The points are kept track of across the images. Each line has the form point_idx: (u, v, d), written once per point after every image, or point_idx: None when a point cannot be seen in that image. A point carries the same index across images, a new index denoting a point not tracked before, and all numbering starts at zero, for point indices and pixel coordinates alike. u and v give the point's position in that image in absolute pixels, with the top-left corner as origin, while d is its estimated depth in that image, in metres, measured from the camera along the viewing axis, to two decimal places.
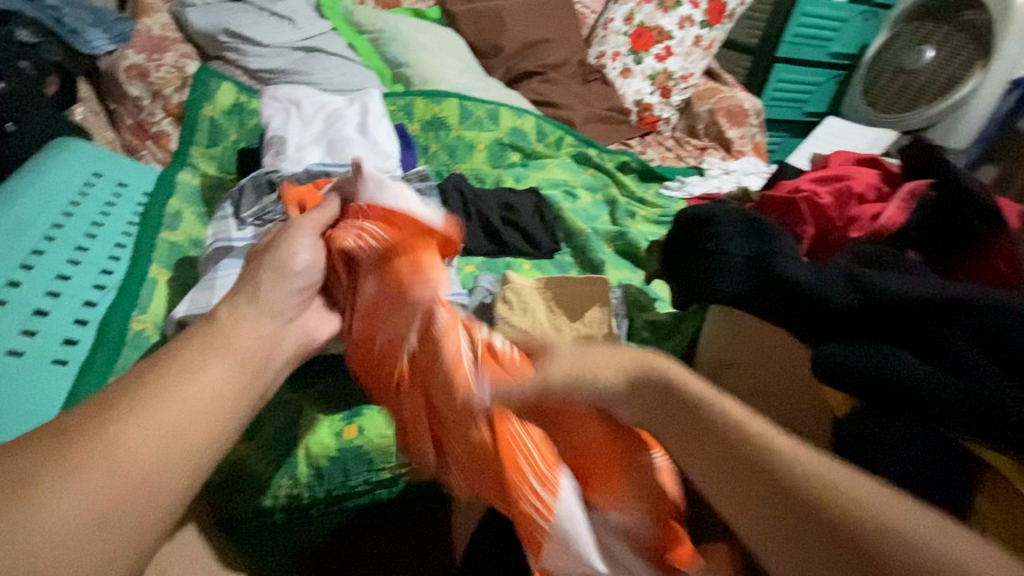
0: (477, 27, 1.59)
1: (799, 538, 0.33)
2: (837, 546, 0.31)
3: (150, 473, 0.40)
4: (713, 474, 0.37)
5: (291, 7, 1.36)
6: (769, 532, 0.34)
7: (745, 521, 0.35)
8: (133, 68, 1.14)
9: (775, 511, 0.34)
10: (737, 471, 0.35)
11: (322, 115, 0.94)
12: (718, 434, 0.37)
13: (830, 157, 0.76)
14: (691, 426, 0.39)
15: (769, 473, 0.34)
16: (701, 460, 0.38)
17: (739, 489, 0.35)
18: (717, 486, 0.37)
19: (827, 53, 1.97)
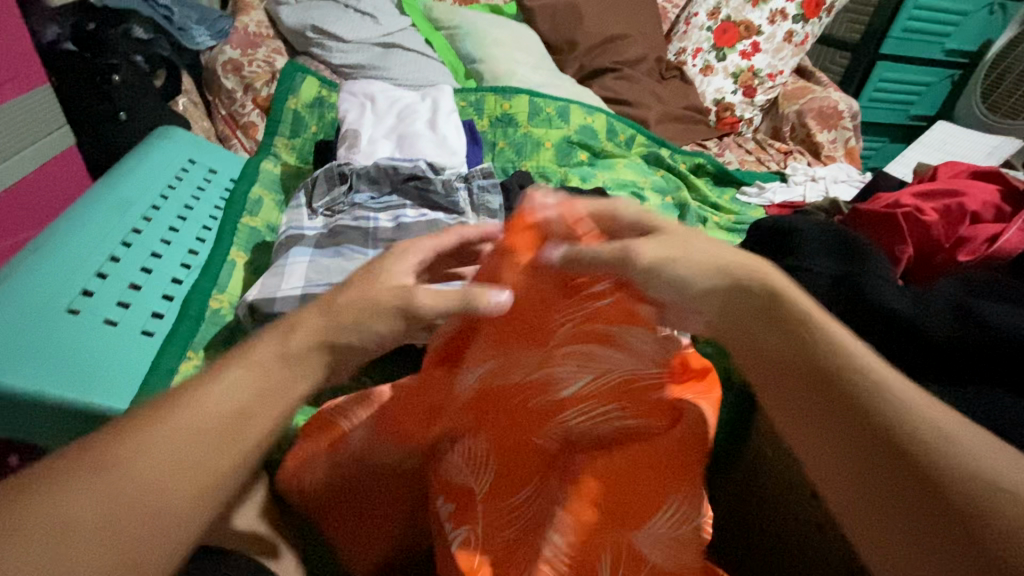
0: (554, 22, 1.56)
1: (878, 463, 0.32)
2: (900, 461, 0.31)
3: (166, 509, 0.33)
4: (795, 406, 0.36)
5: (374, 4, 1.41)
6: (808, 430, 0.35)
7: (801, 433, 0.36)
8: (230, 63, 1.22)
9: (844, 426, 0.34)
10: (811, 385, 0.36)
11: (395, 110, 0.96)
12: (808, 341, 0.37)
13: (936, 168, 0.68)
14: (763, 323, 0.39)
15: (847, 393, 0.34)
16: (789, 396, 0.36)
17: (795, 384, 0.36)
18: (785, 404, 0.37)
19: (941, 51, 1.79)
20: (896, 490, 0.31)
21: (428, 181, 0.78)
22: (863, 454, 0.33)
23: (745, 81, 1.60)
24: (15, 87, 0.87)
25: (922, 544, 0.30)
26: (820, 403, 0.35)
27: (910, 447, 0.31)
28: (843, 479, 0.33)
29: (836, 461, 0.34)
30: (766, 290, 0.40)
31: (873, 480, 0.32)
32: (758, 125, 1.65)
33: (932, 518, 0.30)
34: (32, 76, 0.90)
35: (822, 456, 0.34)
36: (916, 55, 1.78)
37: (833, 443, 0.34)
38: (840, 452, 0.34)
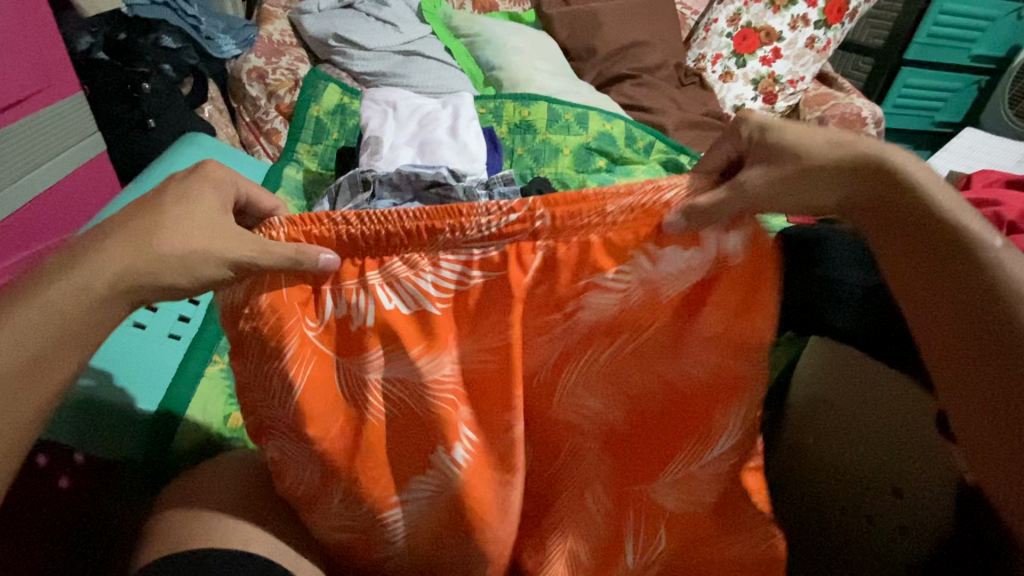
0: (572, 30, 1.57)
1: (999, 370, 0.43)
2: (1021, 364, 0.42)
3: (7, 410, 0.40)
4: (934, 302, 0.46)
5: (395, 12, 1.42)
6: (947, 329, 0.45)
7: (941, 331, 0.46)
8: (255, 71, 1.24)
9: (975, 329, 0.44)
10: (963, 289, 0.45)
11: (417, 117, 0.97)
12: (967, 273, 0.45)
13: (970, 177, 0.66)
14: (925, 243, 0.47)
15: (1000, 306, 0.43)
16: (933, 291, 0.46)
17: (948, 296, 0.45)
18: (932, 297, 0.46)
19: (968, 56, 1.75)
20: (1004, 389, 0.42)
21: (450, 188, 0.79)
22: (991, 358, 0.43)
23: (766, 88, 1.58)
24: (50, 95, 0.90)
25: (1005, 426, 0.42)
26: (961, 312, 0.45)
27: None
28: (960, 374, 0.45)
29: (954, 354, 0.45)
30: (918, 210, 0.47)
31: (989, 383, 0.43)
32: None
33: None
34: (66, 83, 0.92)
35: (947, 350, 0.45)
36: (941, 60, 1.74)
37: (968, 343, 0.44)
38: (968, 354, 0.44)
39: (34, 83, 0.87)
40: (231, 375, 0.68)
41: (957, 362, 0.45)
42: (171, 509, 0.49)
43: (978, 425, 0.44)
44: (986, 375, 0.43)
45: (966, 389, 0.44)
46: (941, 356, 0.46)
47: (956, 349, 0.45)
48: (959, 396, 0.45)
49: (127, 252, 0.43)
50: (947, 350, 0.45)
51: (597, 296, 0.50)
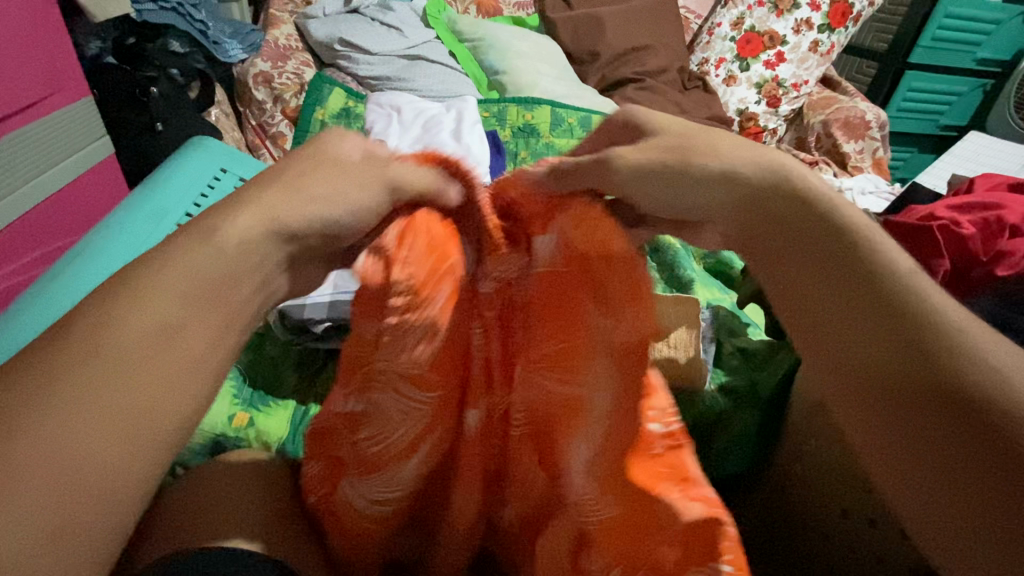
0: (576, 34, 1.58)
1: (934, 421, 0.29)
2: (959, 407, 0.29)
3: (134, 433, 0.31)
4: (853, 357, 0.32)
5: (399, 17, 1.43)
6: (855, 368, 0.32)
7: (845, 369, 0.33)
8: (261, 75, 1.25)
9: (887, 363, 0.31)
10: (885, 339, 0.32)
11: (422, 120, 0.98)
12: (889, 310, 0.32)
13: (973, 180, 0.66)
14: (821, 259, 0.35)
15: (916, 334, 0.31)
16: (850, 342, 0.33)
17: (850, 323, 0.33)
18: (847, 352, 0.33)
19: (972, 60, 1.75)
20: (964, 478, 0.28)
21: None
22: (941, 431, 0.29)
23: (769, 92, 1.58)
24: (58, 99, 0.90)
25: (974, 530, 0.27)
26: (882, 374, 0.31)
27: (970, 395, 0.29)
28: (898, 461, 0.30)
29: (884, 433, 0.31)
30: (826, 233, 0.36)
31: (940, 470, 0.28)
32: (783, 134, 1.63)
33: (995, 512, 0.27)
34: (75, 88, 0.94)
35: (871, 431, 0.31)
36: (946, 64, 1.74)
37: (900, 416, 0.30)
38: (901, 434, 0.30)
39: (45, 88, 0.88)
40: (238, 377, 0.69)
41: (890, 446, 0.30)
42: (181, 505, 0.49)
43: (908, 496, 0.30)
44: (930, 460, 0.29)
45: (907, 482, 0.29)
46: (868, 441, 0.31)
47: (885, 426, 0.30)
48: (902, 492, 0.30)
49: (249, 219, 0.38)
50: (870, 430, 0.31)
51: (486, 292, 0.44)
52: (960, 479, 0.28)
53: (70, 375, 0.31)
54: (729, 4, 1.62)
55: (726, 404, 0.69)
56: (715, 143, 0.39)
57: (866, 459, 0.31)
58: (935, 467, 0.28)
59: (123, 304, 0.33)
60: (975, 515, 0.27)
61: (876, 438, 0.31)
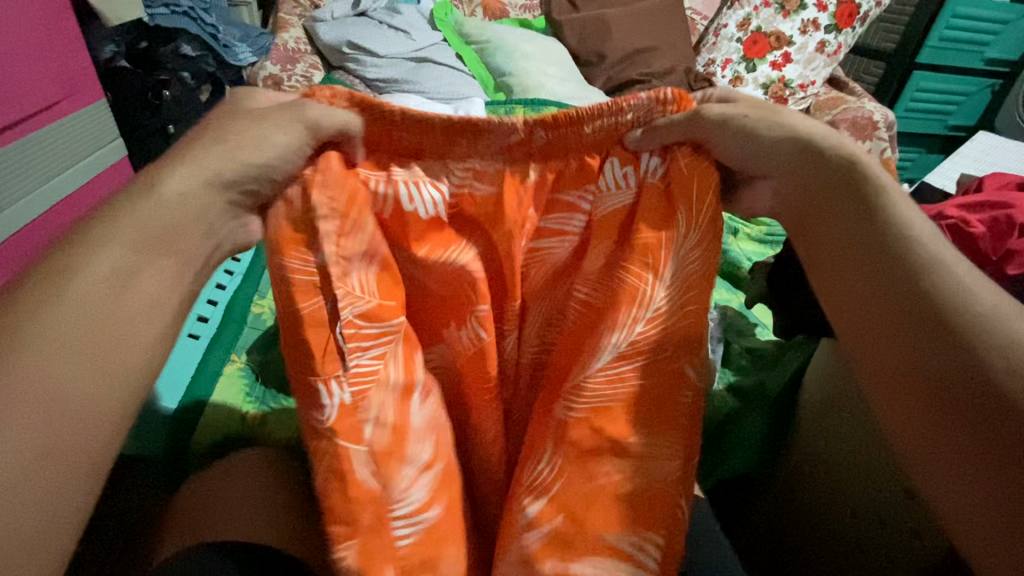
0: (582, 35, 1.58)
1: (940, 399, 0.35)
2: (974, 391, 0.33)
3: (96, 377, 0.32)
4: (865, 299, 0.39)
5: (407, 20, 1.45)
6: (870, 319, 0.39)
7: (871, 343, 0.39)
8: (270, 78, 1.26)
9: (910, 344, 0.36)
10: (891, 288, 0.38)
11: (431, 122, 0.99)
12: (899, 263, 0.38)
13: (982, 179, 0.66)
14: (843, 220, 0.42)
15: (921, 294, 0.37)
16: (859, 287, 0.40)
17: (864, 271, 0.40)
18: (858, 296, 0.39)
19: (981, 59, 1.74)
20: (946, 399, 0.34)
21: None
22: (935, 363, 0.35)
23: (775, 92, 1.58)
24: (70, 104, 0.92)
25: (951, 445, 0.34)
26: (889, 313, 0.38)
27: (958, 331, 0.35)
28: (891, 388, 0.37)
29: (882, 362, 0.38)
30: (852, 196, 0.42)
31: (930, 389, 0.35)
32: None
33: (970, 429, 0.33)
34: (88, 91, 0.95)
35: (873, 361, 0.38)
36: (954, 64, 1.73)
37: (900, 349, 0.37)
38: (898, 362, 0.37)
39: (59, 92, 0.89)
40: (250, 375, 0.69)
41: (887, 371, 0.37)
42: (192, 502, 0.51)
43: (925, 462, 0.35)
44: (924, 382, 0.35)
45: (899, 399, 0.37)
46: (870, 371, 0.39)
47: (884, 354, 0.37)
48: (893, 410, 0.37)
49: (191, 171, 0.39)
50: (875, 359, 0.38)
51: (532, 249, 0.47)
52: (942, 399, 0.34)
53: (43, 312, 0.32)
54: (735, 5, 1.62)
55: (735, 405, 0.70)
56: (770, 123, 0.43)
57: (865, 383, 0.39)
58: (926, 386, 0.35)
59: (76, 250, 0.35)
60: (977, 486, 0.33)
61: (880, 364, 0.38)
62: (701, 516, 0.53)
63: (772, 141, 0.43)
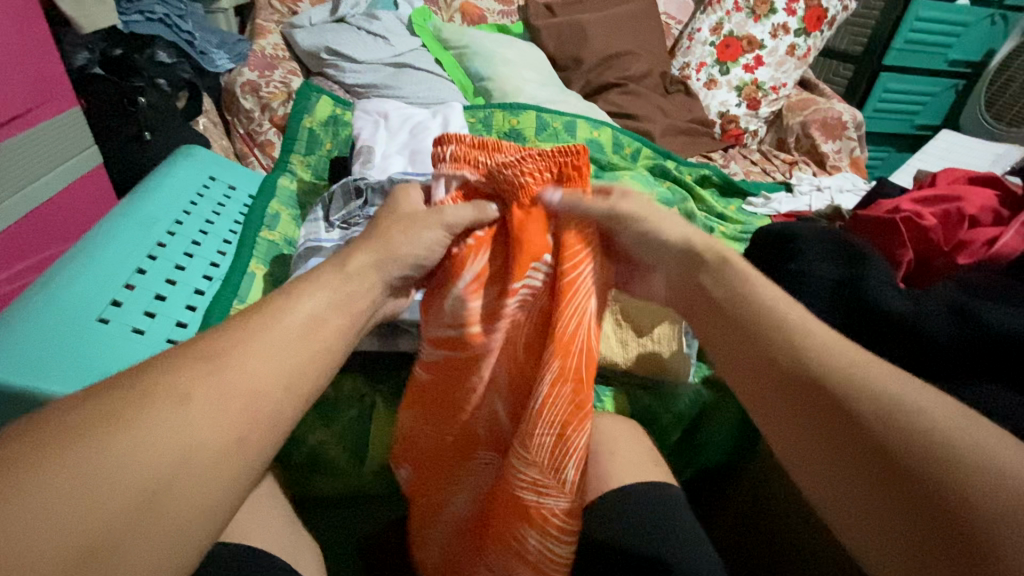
0: (560, 40, 1.60)
1: (841, 456, 0.34)
2: (867, 444, 0.33)
3: (164, 474, 0.31)
4: (752, 381, 0.41)
5: (385, 26, 1.45)
6: (769, 395, 0.40)
7: (773, 419, 0.39)
8: (248, 84, 1.26)
9: (795, 410, 0.38)
10: (771, 366, 0.40)
11: (409, 127, 1.00)
12: (770, 338, 0.41)
13: (936, 174, 0.69)
14: (729, 302, 0.45)
15: (797, 366, 0.39)
16: (749, 370, 0.42)
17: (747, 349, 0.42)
18: (756, 380, 0.41)
19: (944, 61, 1.80)
20: (855, 460, 0.34)
21: None
22: (830, 429, 0.35)
23: (749, 94, 1.62)
24: (46, 110, 0.91)
25: (889, 511, 0.31)
26: (777, 390, 0.39)
27: (837, 392, 0.36)
28: (813, 465, 0.36)
29: (791, 440, 0.38)
30: (730, 286, 0.46)
31: (838, 453, 0.35)
32: (763, 136, 1.67)
33: (893, 487, 0.31)
34: (63, 99, 0.94)
35: (787, 442, 0.38)
36: (919, 65, 1.79)
37: (794, 424, 0.38)
38: (804, 436, 0.37)
39: (31, 99, 0.88)
40: None
41: (800, 455, 0.37)
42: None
43: (867, 537, 0.33)
44: (831, 447, 0.35)
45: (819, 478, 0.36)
46: (789, 457, 0.38)
47: (790, 431, 0.38)
48: (823, 489, 0.35)
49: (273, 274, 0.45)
50: (784, 441, 0.38)
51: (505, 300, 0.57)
52: (849, 460, 0.34)
53: (135, 423, 0.32)
54: (708, 9, 1.66)
55: (710, 396, 0.71)
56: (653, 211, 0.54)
57: (795, 471, 0.38)
58: (835, 454, 0.35)
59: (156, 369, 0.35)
60: (905, 535, 0.31)
61: (793, 445, 0.38)
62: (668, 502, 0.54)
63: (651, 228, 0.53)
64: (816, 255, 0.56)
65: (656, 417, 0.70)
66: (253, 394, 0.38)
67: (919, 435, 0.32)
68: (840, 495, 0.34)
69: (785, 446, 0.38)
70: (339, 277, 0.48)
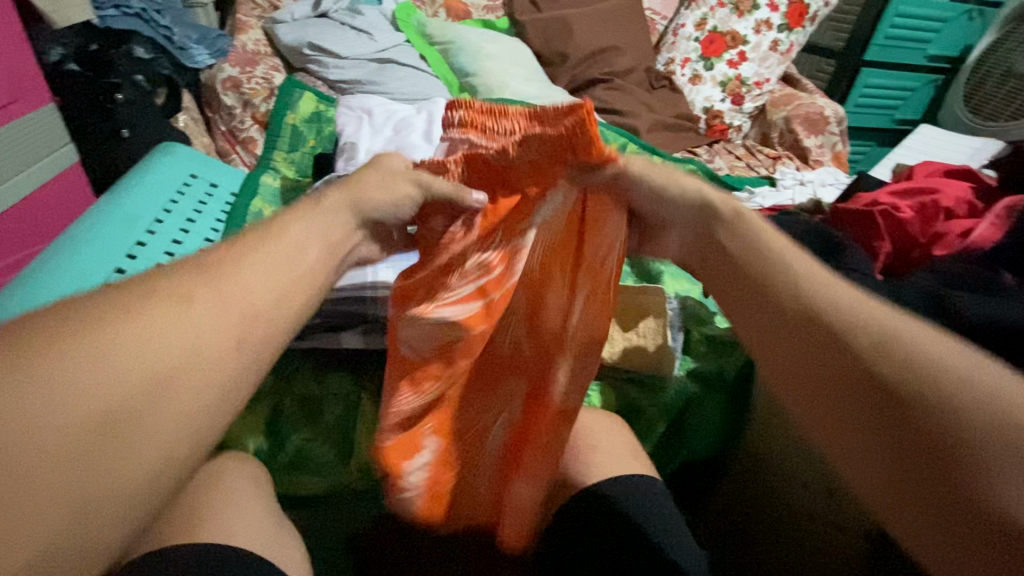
0: (545, 35, 1.60)
1: (849, 399, 0.31)
2: (878, 391, 0.30)
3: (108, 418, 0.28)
4: (759, 324, 0.38)
5: (369, 21, 1.44)
6: (771, 337, 0.36)
7: (775, 361, 0.36)
8: (230, 80, 1.25)
9: (802, 354, 0.34)
10: (778, 308, 0.37)
11: (393, 123, 1.00)
12: (781, 282, 0.38)
13: (913, 167, 0.70)
14: (737, 248, 0.42)
15: (807, 310, 0.35)
16: (755, 312, 0.38)
17: (755, 293, 0.39)
18: (761, 323, 0.37)
19: (923, 56, 1.83)
20: (863, 404, 0.30)
21: None
22: (839, 373, 0.32)
23: (733, 89, 1.63)
24: (19, 107, 0.89)
25: (893, 464, 0.28)
26: (785, 331, 0.36)
27: (850, 336, 0.33)
28: (814, 411, 0.33)
29: (795, 385, 0.34)
30: (738, 237, 0.43)
31: (842, 399, 0.31)
32: (748, 131, 1.68)
33: (899, 435, 0.28)
34: (37, 96, 0.92)
35: (790, 388, 0.34)
36: (899, 60, 1.82)
37: (800, 368, 0.34)
38: (809, 378, 0.33)
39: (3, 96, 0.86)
40: None
41: (803, 398, 0.34)
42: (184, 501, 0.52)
43: (866, 489, 0.30)
44: (837, 393, 0.32)
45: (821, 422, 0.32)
46: (791, 401, 0.35)
47: (794, 372, 0.34)
48: (822, 434, 0.32)
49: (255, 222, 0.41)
50: (787, 384, 0.35)
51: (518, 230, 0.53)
52: (857, 404, 0.30)
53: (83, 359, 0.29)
54: (692, 5, 1.66)
55: (696, 390, 0.71)
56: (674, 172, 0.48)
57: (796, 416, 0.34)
58: (841, 398, 0.31)
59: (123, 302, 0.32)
60: (906, 485, 0.28)
61: (795, 389, 0.34)
62: (651, 493, 0.56)
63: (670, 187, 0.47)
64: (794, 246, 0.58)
65: (642, 409, 0.70)
66: (241, 321, 0.34)
67: (939, 386, 0.28)
68: (840, 444, 0.31)
69: (787, 387, 0.35)
70: (315, 213, 0.45)
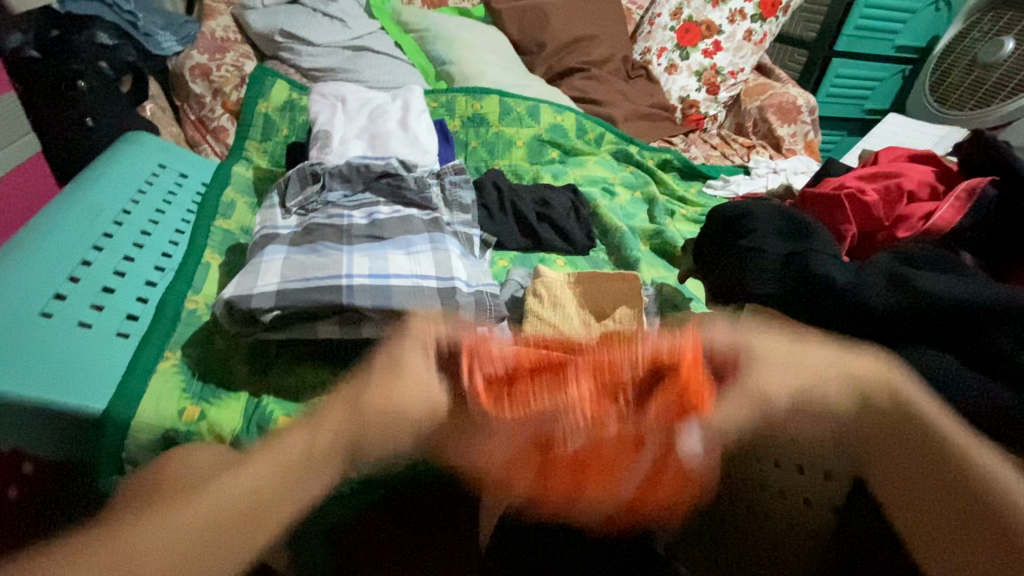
0: (521, 24, 1.59)
1: (938, 509, 0.36)
2: (970, 506, 0.35)
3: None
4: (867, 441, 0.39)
5: (342, 7, 1.41)
6: (884, 444, 0.38)
7: (879, 452, 0.39)
8: (198, 68, 1.22)
9: (913, 462, 0.37)
10: (905, 446, 0.38)
11: (367, 110, 0.99)
12: (916, 433, 0.38)
13: (878, 153, 0.72)
14: (850, 396, 0.40)
15: (899, 420, 0.38)
16: (886, 453, 0.38)
17: (859, 393, 0.40)
18: (866, 441, 0.39)
19: (892, 47, 1.87)
20: (952, 509, 0.35)
21: (401, 179, 0.83)
22: (940, 496, 0.36)
23: (708, 79, 1.65)
24: None
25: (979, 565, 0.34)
26: (887, 450, 0.38)
27: (950, 458, 0.36)
28: (898, 509, 0.37)
29: (889, 478, 0.38)
30: (867, 402, 0.39)
31: (944, 501, 0.36)
32: (723, 121, 1.70)
33: (992, 549, 0.34)
34: None
35: (892, 487, 0.38)
36: (868, 51, 1.85)
37: (908, 470, 0.37)
38: (907, 480, 0.37)
39: None
40: (187, 372, 0.66)
41: (888, 498, 0.38)
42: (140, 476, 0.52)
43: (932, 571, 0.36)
44: (922, 485, 0.36)
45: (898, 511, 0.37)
46: (885, 499, 0.38)
47: (903, 465, 0.37)
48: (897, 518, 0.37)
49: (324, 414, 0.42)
50: (891, 488, 0.37)
51: (611, 418, 0.42)
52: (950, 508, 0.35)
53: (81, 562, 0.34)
54: None
55: None
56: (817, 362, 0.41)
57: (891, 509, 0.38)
58: (926, 491, 0.36)
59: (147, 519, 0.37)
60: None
61: (892, 491, 0.38)
62: None
63: (815, 379, 0.40)
64: (766, 226, 0.59)
65: None
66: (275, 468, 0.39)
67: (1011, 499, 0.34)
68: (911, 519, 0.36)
69: (891, 492, 0.37)
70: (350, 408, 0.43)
